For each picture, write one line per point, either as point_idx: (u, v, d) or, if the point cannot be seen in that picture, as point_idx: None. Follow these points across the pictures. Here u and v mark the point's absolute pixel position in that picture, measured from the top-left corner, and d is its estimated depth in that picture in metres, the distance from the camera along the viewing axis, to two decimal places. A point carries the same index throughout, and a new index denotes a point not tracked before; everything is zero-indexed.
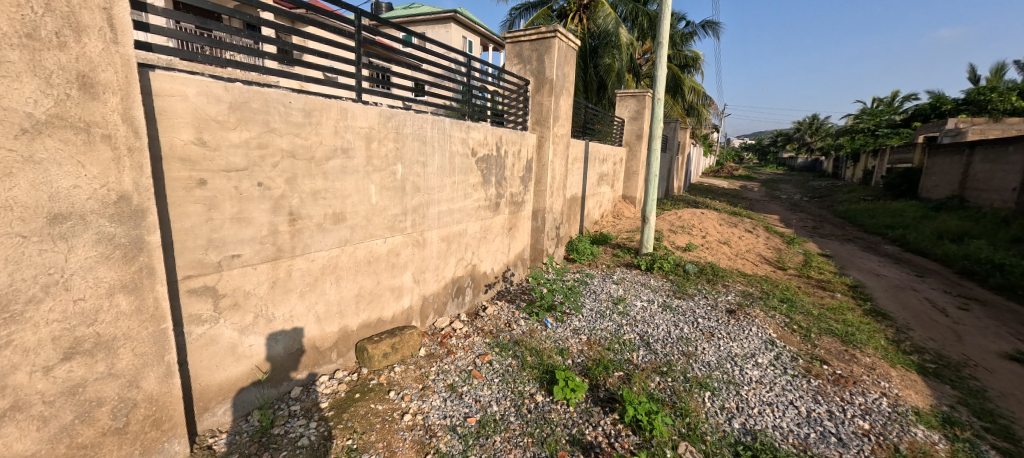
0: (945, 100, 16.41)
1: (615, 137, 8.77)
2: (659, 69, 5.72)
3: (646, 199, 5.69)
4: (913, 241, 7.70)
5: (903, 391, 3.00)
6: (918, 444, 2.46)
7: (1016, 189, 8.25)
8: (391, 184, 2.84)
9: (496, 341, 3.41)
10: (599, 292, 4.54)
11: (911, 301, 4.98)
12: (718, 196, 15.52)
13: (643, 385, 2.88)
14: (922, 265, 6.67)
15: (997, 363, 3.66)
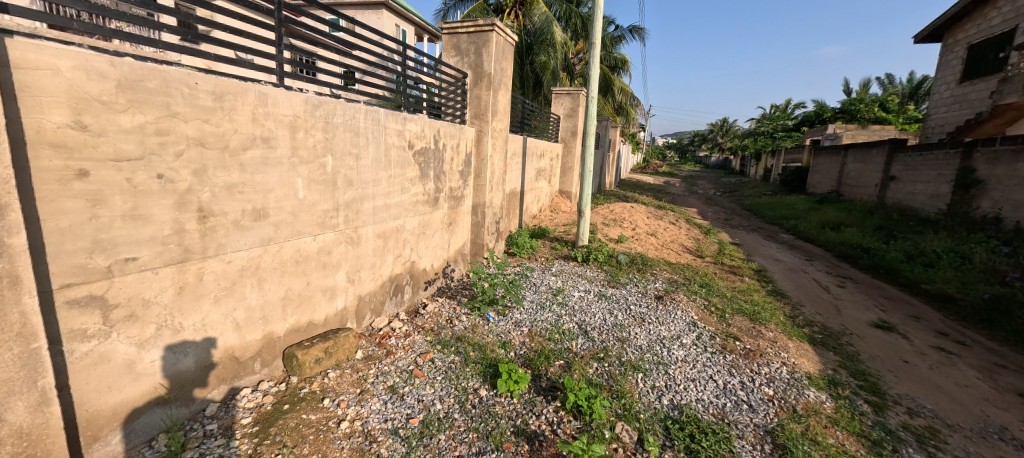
0: (825, 108, 18.59)
1: (551, 133, 8.93)
2: (592, 68, 5.85)
3: (582, 193, 5.83)
4: (805, 230, 8.64)
5: (798, 360, 3.34)
6: (812, 403, 2.74)
7: (877, 186, 9.58)
8: (320, 177, 2.63)
9: (438, 338, 3.32)
10: (539, 285, 4.59)
11: (804, 281, 5.58)
12: (645, 191, 16.37)
13: (582, 371, 2.94)
14: (811, 250, 7.53)
15: (868, 330, 4.20)
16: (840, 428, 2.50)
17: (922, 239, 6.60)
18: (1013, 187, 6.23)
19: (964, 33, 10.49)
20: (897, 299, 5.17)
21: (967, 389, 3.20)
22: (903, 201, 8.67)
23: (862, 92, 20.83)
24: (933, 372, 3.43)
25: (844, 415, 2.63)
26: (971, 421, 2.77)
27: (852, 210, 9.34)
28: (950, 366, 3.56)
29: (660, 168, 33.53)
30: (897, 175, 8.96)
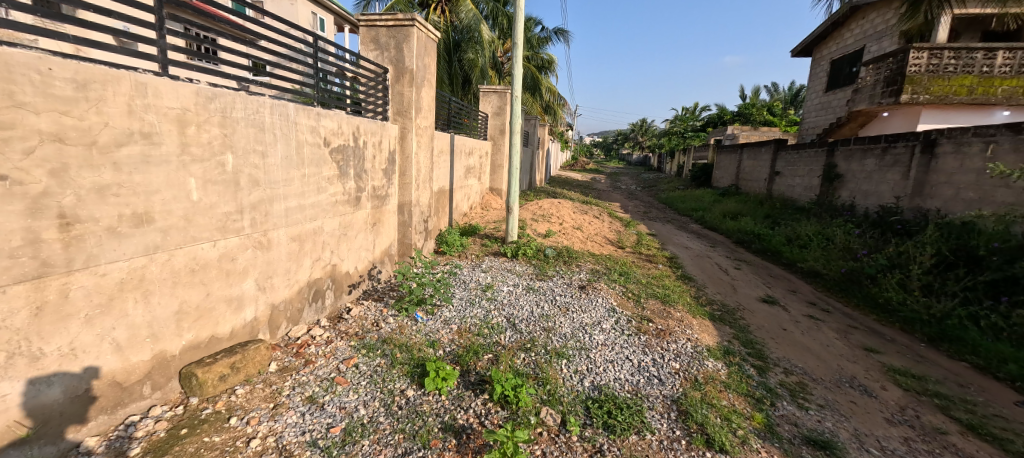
0: (726, 111, 20.68)
1: (480, 131, 8.95)
2: (515, 67, 5.94)
3: (509, 190, 5.92)
4: (710, 220, 9.58)
5: (700, 335, 3.71)
6: (710, 372, 3.06)
7: (766, 179, 10.88)
8: (218, 177, 2.40)
9: (363, 342, 3.19)
10: (468, 282, 4.59)
11: (707, 265, 6.20)
12: (572, 187, 17.00)
13: (510, 362, 3.01)
14: (715, 237, 8.37)
15: (756, 305, 4.77)
16: (731, 391, 2.82)
17: (799, 224, 7.59)
18: (863, 179, 7.39)
19: (827, 51, 12.37)
20: (779, 276, 5.94)
21: (828, 348, 3.77)
22: (786, 193, 9.94)
23: (754, 98, 23.46)
24: (804, 336, 3.99)
25: (735, 379, 2.98)
26: (831, 374, 3.27)
27: (747, 201, 10.51)
28: (817, 330, 4.17)
29: (586, 166, 35.06)
30: (780, 170, 10.25)
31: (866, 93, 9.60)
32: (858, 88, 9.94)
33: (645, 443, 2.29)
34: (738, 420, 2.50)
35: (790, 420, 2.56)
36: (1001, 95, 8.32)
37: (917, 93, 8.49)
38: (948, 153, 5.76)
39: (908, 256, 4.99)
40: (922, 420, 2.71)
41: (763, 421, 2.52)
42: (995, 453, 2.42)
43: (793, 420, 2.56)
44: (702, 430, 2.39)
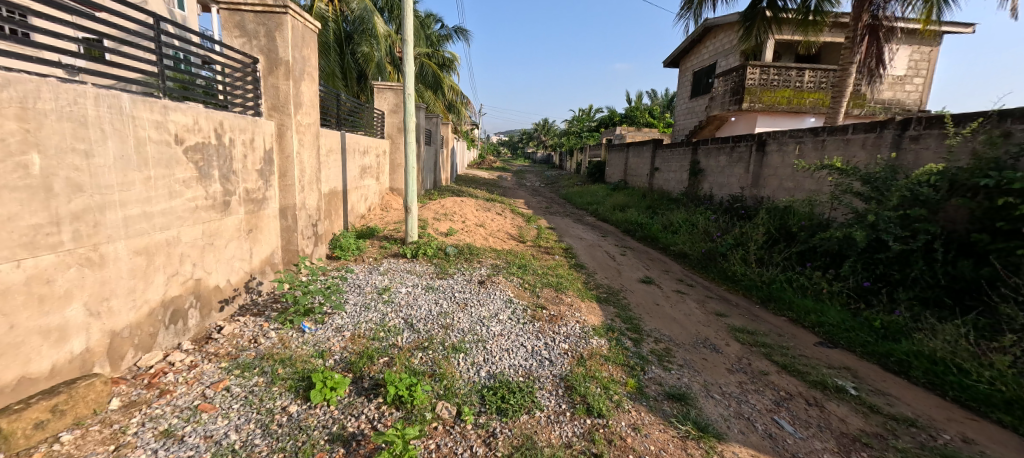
0: (615, 114, 22.70)
1: (377, 129, 8.55)
2: (407, 64, 5.75)
3: (406, 189, 5.75)
4: (603, 212, 10.43)
5: (587, 316, 4.03)
6: (594, 348, 3.34)
7: (647, 175, 12.18)
8: (21, 182, 1.98)
9: (236, 362, 2.86)
10: (362, 286, 4.36)
11: (597, 253, 6.75)
12: (477, 185, 17.14)
13: (406, 363, 2.95)
14: (606, 228, 9.12)
15: (636, 285, 5.34)
16: (610, 362, 3.13)
17: (672, 213, 8.62)
18: (717, 172, 8.66)
19: (691, 63, 14.36)
20: (655, 259, 6.70)
21: (690, 316, 4.38)
22: (663, 186, 11.19)
23: (636, 103, 26.02)
24: (672, 308, 4.58)
25: (614, 352, 3.30)
26: (690, 338, 3.81)
27: (632, 194, 11.63)
28: (683, 302, 4.81)
29: (490, 164, 35.67)
30: (658, 166, 11.56)
31: (720, 101, 11.38)
32: (714, 96, 11.72)
33: (534, 420, 2.44)
34: (615, 388, 2.79)
35: (657, 381, 2.92)
36: (809, 106, 10.39)
37: (753, 102, 10.34)
38: (774, 150, 7.02)
39: (748, 235, 5.97)
40: (752, 366, 3.30)
41: (635, 385, 2.84)
42: (799, 385, 3.03)
43: (659, 380, 2.95)
44: (584, 400, 2.62)
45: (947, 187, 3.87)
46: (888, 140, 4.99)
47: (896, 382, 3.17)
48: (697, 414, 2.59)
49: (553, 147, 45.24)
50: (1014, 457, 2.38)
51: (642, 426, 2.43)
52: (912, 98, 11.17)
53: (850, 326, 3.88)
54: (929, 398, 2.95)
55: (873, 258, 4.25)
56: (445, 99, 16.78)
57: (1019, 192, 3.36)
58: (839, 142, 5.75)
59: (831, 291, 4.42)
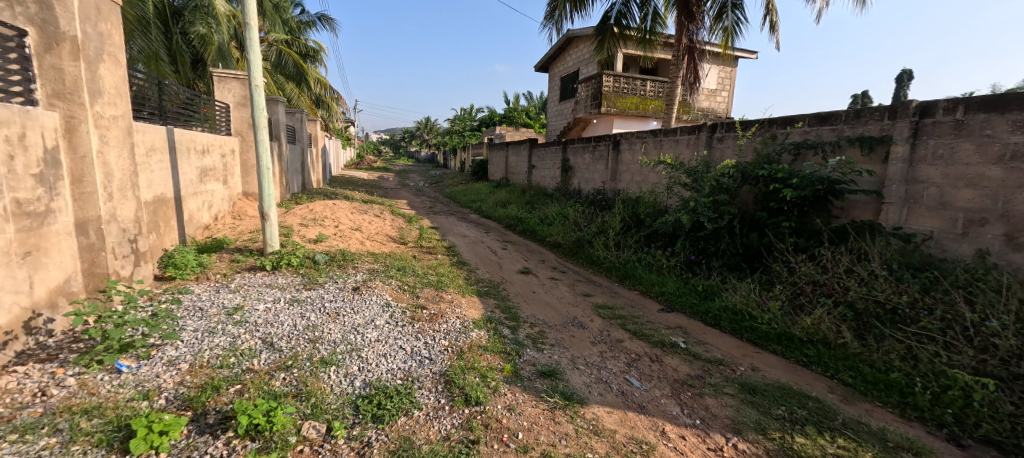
0: (494, 114, 23.34)
1: (221, 126, 7.36)
2: (253, 52, 5.08)
3: (260, 191, 5.10)
4: (486, 209, 10.67)
5: (466, 311, 4.10)
6: (473, 341, 3.42)
7: (525, 172, 12.84)
8: None
9: (11, 425, 2.22)
10: (206, 308, 3.74)
11: (479, 249, 6.89)
12: (353, 186, 16.05)
13: (263, 388, 2.64)
14: (489, 224, 9.35)
15: (515, 276, 5.59)
16: (488, 351, 3.24)
17: (548, 206, 9.21)
18: (583, 167, 9.50)
19: (558, 69, 15.47)
20: (533, 250, 7.11)
21: (562, 299, 4.76)
22: (540, 182, 11.88)
23: (513, 103, 27.06)
24: (546, 294, 4.92)
25: (492, 341, 3.42)
26: (561, 319, 4.13)
27: (513, 191, 12.12)
28: (556, 287, 5.20)
29: (373, 164, 33.83)
30: (533, 163, 12.28)
31: (583, 104, 12.50)
32: (579, 100, 12.84)
33: (412, 421, 2.40)
34: (492, 374, 2.90)
35: (530, 362, 3.13)
36: (652, 111, 12.19)
37: (609, 106, 11.58)
38: (627, 148, 7.97)
39: (607, 222, 6.68)
40: (611, 336, 3.74)
41: (511, 369, 2.99)
42: (646, 347, 3.53)
43: (533, 361, 3.15)
44: (463, 391, 2.67)
45: (741, 176, 4.89)
46: (703, 139, 6.06)
47: (713, 333, 3.90)
48: (564, 386, 2.84)
49: (435, 145, 44.75)
50: (782, 376, 3.12)
51: (517, 405, 2.58)
52: (723, 107, 13.73)
53: (682, 293, 4.63)
54: (733, 341, 3.70)
55: (696, 235, 5.14)
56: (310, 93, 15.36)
57: (782, 179, 4.40)
58: (671, 142, 6.79)
59: (669, 264, 5.21)
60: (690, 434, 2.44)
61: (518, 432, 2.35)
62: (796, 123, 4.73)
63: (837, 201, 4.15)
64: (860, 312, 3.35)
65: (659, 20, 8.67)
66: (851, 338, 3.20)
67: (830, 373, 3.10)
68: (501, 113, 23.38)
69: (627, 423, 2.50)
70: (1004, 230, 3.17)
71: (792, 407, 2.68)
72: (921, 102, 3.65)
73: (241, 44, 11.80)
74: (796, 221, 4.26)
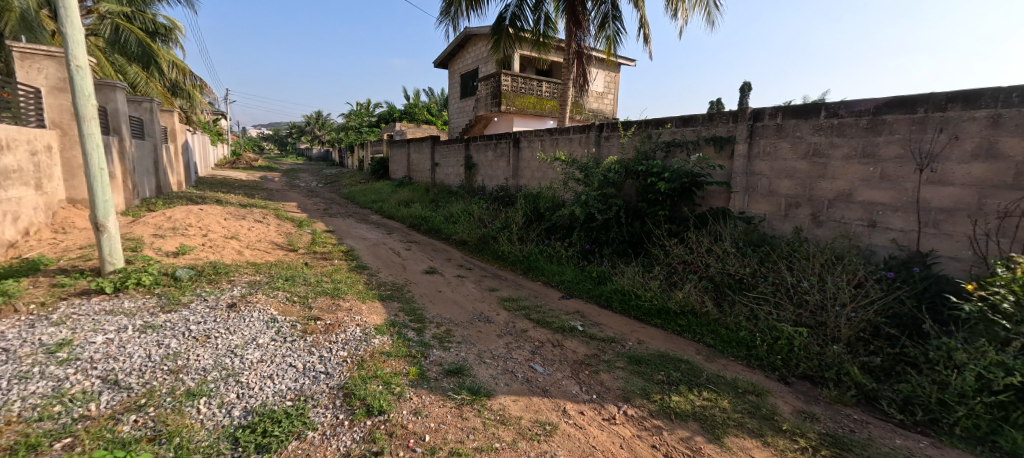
0: (394, 110, 22.63)
1: (28, 116, 6.04)
2: (73, 26, 4.07)
3: (92, 199, 4.30)
4: (387, 209, 10.34)
5: (368, 317, 3.99)
6: (376, 348, 3.36)
7: (427, 169, 12.70)
8: None
9: None
10: (17, 347, 2.99)
11: (381, 251, 6.69)
12: (230, 187, 14.33)
13: (106, 437, 2.24)
14: (391, 225, 9.09)
15: (420, 276, 5.56)
16: (393, 357, 3.22)
17: (452, 204, 9.24)
18: (486, 164, 9.70)
19: (457, 66, 15.51)
20: (438, 249, 7.11)
21: (469, 296, 4.86)
22: (444, 180, 11.84)
23: (414, 99, 26.49)
24: (452, 292, 4.98)
25: (396, 346, 3.40)
26: (466, 316, 4.22)
27: (416, 189, 11.91)
28: (461, 285, 5.27)
29: (256, 163, 30.58)
30: (436, 161, 12.23)
31: (483, 102, 12.71)
32: (479, 98, 13.03)
33: (306, 444, 2.31)
34: (396, 380, 2.90)
35: (436, 363, 3.18)
36: (548, 111, 12.97)
37: (508, 105, 11.96)
38: (526, 146, 8.34)
39: (510, 219, 6.93)
40: (516, 326, 3.96)
41: (417, 372, 3.02)
42: (548, 333, 3.80)
43: (439, 361, 3.22)
44: (364, 403, 2.63)
45: (624, 171, 5.45)
46: (593, 138, 6.62)
47: (606, 313, 4.32)
48: (471, 381, 2.95)
49: (329, 141, 41.87)
50: (660, 343, 3.62)
51: (423, 408, 2.62)
52: (610, 108, 15.05)
53: (579, 280, 5.03)
54: (622, 319, 4.15)
55: (589, 226, 5.62)
56: (161, 77, 13.23)
57: (657, 174, 5.04)
58: (565, 140, 7.28)
59: (568, 254, 5.61)
60: (587, 408, 2.70)
61: (425, 435, 2.38)
62: (665, 124, 5.41)
63: (699, 190, 4.88)
64: (717, 283, 4.00)
65: (550, 25, 9.19)
66: (712, 306, 3.80)
67: (696, 337, 3.67)
68: (401, 109, 22.73)
69: (532, 408, 2.68)
70: (811, 210, 4.02)
71: (669, 371, 3.12)
72: (754, 108, 4.44)
73: (54, 12, 9.86)
74: (669, 211, 4.93)
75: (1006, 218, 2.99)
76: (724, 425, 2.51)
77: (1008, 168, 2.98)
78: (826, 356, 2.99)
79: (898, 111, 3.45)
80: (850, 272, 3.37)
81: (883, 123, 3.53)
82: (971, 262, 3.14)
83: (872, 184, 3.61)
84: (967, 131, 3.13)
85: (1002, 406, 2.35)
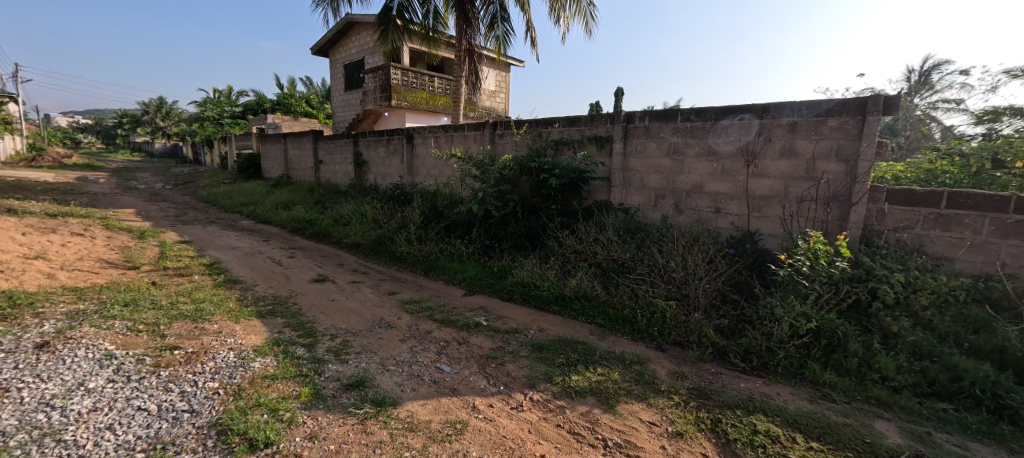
0: (265, 100, 20.50)
1: None
2: None
3: None
4: (261, 214, 9.37)
5: (244, 339, 3.55)
6: (257, 372, 3.01)
7: (310, 167, 11.81)
8: None
9: None
10: None
11: (256, 262, 6.06)
12: (39, 192, 11.57)
13: None
14: (267, 231, 8.27)
15: (308, 286, 5.17)
16: (279, 380, 2.92)
17: (340, 206, 8.72)
18: (378, 162, 9.36)
19: (339, 55, 14.58)
20: (329, 255, 6.68)
21: (366, 302, 4.67)
22: (330, 179, 11.12)
23: (289, 88, 24.25)
24: (347, 300, 4.75)
25: (282, 367, 3.10)
26: (365, 324, 4.09)
27: (297, 190, 11.00)
28: (357, 291, 5.04)
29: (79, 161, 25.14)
30: (320, 158, 11.40)
31: (371, 95, 12.15)
32: (366, 91, 12.42)
33: None
34: (285, 405, 2.62)
35: (334, 379, 2.99)
36: (441, 107, 13.02)
37: (399, 100, 11.67)
38: (420, 143, 8.24)
39: (407, 218, 6.80)
40: (420, 328, 3.97)
41: (310, 392, 2.78)
42: (453, 332, 3.89)
43: (336, 376, 3.02)
44: (245, 438, 2.31)
45: (519, 168, 5.72)
46: (487, 135, 6.81)
47: (508, 306, 4.54)
48: (376, 392, 2.85)
49: (182, 134, 36.23)
50: (557, 327, 3.96)
51: (320, 431, 2.41)
52: (501, 107, 15.52)
53: (481, 276, 5.19)
54: (524, 310, 4.40)
55: (487, 223, 5.79)
56: None
57: (548, 170, 5.40)
58: (460, 137, 7.37)
59: (468, 252, 5.72)
60: (496, 400, 2.83)
61: None
62: (554, 124, 5.81)
63: (585, 185, 5.39)
64: (604, 269, 4.48)
65: (440, 20, 9.17)
66: (600, 288, 4.24)
67: (588, 319, 4.06)
68: (273, 100, 20.64)
69: (441, 409, 2.69)
70: (674, 200, 4.69)
71: (568, 353, 3.42)
72: (626, 111, 5.01)
73: None
74: (560, 206, 5.33)
75: (803, 201, 3.86)
76: (617, 395, 2.86)
77: (802, 163, 3.84)
78: (690, 323, 3.55)
79: (730, 118, 4.20)
80: (704, 251, 4.04)
81: (722, 127, 4.27)
82: (784, 237, 3.99)
83: (716, 177, 4.35)
84: (776, 135, 3.95)
85: (806, 346, 3.09)
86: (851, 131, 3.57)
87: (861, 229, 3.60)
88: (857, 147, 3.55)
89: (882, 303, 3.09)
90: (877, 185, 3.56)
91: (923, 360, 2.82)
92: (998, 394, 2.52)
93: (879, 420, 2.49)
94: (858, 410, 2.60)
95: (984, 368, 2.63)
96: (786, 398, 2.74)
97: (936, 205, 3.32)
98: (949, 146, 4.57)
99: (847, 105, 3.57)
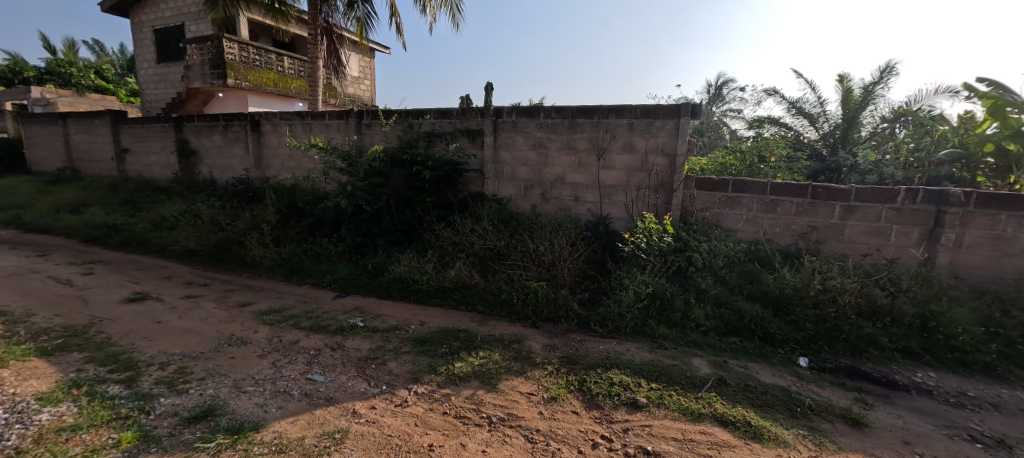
0: (25, 66, 15.94)
1: None
2: None
3: None
4: (33, 221, 7.34)
5: (19, 388, 2.81)
6: (47, 426, 2.45)
7: (114, 159, 9.63)
8: None
9: None
10: None
11: (31, 286, 4.78)
12: None
13: None
14: (45, 243, 6.55)
15: (121, 309, 4.30)
16: (85, 430, 2.43)
17: (160, 207, 7.35)
18: (215, 154, 8.14)
19: (145, 16, 12.03)
20: (150, 267, 5.61)
21: (208, 320, 4.10)
22: (144, 173, 9.28)
23: (64, 52, 19.23)
24: (182, 320, 4.08)
25: (88, 413, 2.57)
26: (210, 344, 3.60)
27: (92, 188, 8.92)
28: (194, 308, 4.38)
29: None
30: (129, 147, 9.36)
31: (196, 71, 10.32)
32: (189, 65, 10.49)
33: None
34: None
35: (168, 415, 2.60)
36: (294, 91, 11.88)
37: (238, 79, 10.22)
38: (269, 131, 7.40)
39: (260, 218, 6.10)
40: (285, 340, 3.68)
41: (134, 436, 2.39)
42: (325, 338, 3.71)
43: (170, 411, 2.64)
44: None
45: (390, 161, 5.59)
46: (353, 124, 6.47)
47: (386, 304, 4.48)
48: (228, 419, 2.57)
49: None
50: (438, 319, 4.08)
51: None
52: (366, 95, 14.78)
53: (355, 275, 4.99)
54: (403, 307, 4.39)
55: (358, 219, 5.54)
56: None
57: (421, 163, 5.40)
58: (321, 126, 6.85)
59: (338, 252, 5.42)
60: (379, 400, 2.84)
61: None
62: (424, 115, 5.81)
63: (459, 177, 5.54)
64: (480, 257, 4.71)
65: None
66: (478, 276, 4.46)
67: (466, 308, 4.25)
68: (40, 66, 16.17)
69: (316, 422, 2.58)
70: (540, 190, 5.14)
71: (450, 342, 3.58)
72: (495, 106, 5.27)
73: None
74: (434, 199, 5.40)
75: (640, 189, 4.59)
76: (498, 373, 3.13)
77: (638, 158, 4.56)
78: (558, 299, 3.99)
79: (584, 117, 4.76)
80: (566, 235, 4.54)
81: (578, 124, 4.80)
82: (628, 219, 4.72)
83: (573, 170, 4.89)
84: (619, 132, 4.61)
85: (646, 308, 3.74)
86: (671, 131, 4.37)
87: (681, 210, 4.46)
88: (675, 145, 4.36)
89: (696, 267, 3.94)
90: (689, 175, 4.43)
91: (722, 308, 3.65)
92: (764, 325, 3.43)
93: (695, 358, 3.19)
94: (681, 352, 3.27)
95: (757, 308, 3.54)
96: (631, 352, 3.31)
97: (726, 189, 4.30)
98: (732, 145, 6.08)
99: (668, 110, 4.34)
